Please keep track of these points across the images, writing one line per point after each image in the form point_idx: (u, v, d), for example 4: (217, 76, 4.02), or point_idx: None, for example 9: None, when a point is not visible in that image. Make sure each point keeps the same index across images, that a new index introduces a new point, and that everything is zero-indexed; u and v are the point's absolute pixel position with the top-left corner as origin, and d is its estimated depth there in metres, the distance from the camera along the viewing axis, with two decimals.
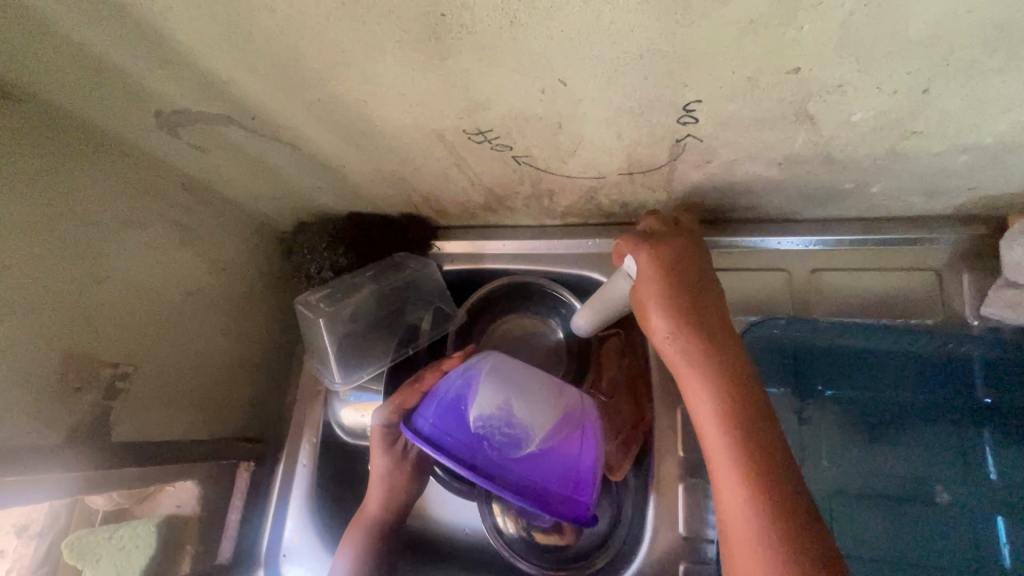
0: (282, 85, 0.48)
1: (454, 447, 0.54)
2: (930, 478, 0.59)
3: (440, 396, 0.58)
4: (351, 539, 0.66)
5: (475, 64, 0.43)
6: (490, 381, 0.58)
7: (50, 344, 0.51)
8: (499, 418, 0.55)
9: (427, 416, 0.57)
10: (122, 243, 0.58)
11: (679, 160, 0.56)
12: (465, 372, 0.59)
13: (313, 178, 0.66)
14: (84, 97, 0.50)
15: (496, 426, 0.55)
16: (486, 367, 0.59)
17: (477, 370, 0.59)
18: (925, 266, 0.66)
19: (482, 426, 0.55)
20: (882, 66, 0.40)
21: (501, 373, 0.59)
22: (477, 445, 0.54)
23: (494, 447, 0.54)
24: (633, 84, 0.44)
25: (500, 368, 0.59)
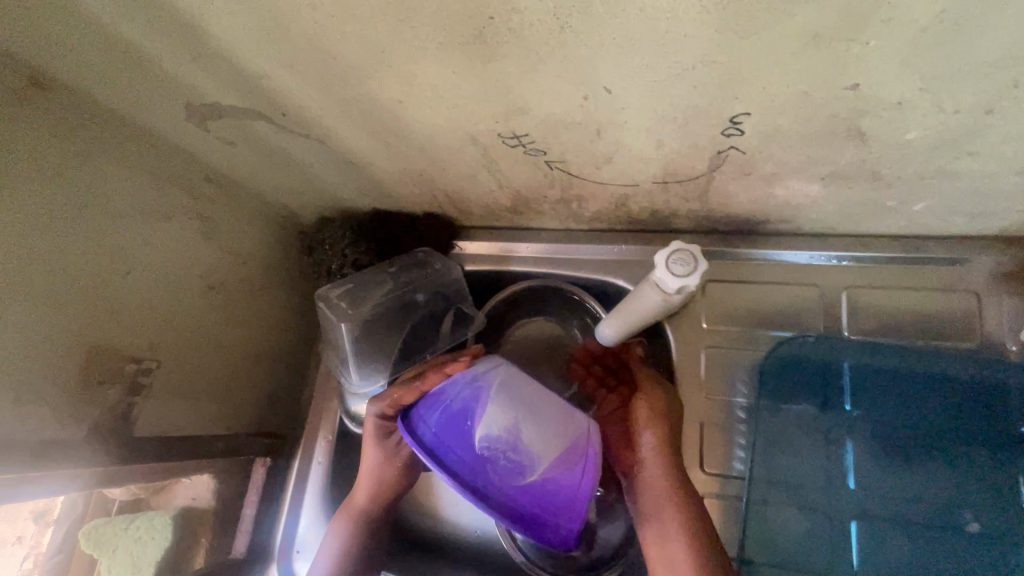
0: (317, 82, 0.47)
1: (457, 466, 0.51)
2: (960, 505, 0.58)
3: (445, 405, 0.54)
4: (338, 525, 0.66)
5: (518, 68, 0.41)
6: (500, 397, 0.54)
7: (76, 338, 0.50)
8: (506, 441, 0.51)
9: (430, 424, 0.53)
10: (148, 236, 0.57)
11: (718, 171, 0.54)
12: (473, 382, 0.55)
13: (339, 174, 0.65)
14: (116, 87, 0.49)
15: (502, 450, 0.51)
16: (496, 381, 0.55)
17: (487, 382, 0.55)
18: (964, 287, 0.63)
19: (488, 447, 0.51)
20: (947, 85, 0.38)
21: (511, 389, 0.54)
22: (480, 467, 0.51)
23: (497, 470, 0.51)
24: (681, 94, 0.43)
25: (510, 383, 0.55)
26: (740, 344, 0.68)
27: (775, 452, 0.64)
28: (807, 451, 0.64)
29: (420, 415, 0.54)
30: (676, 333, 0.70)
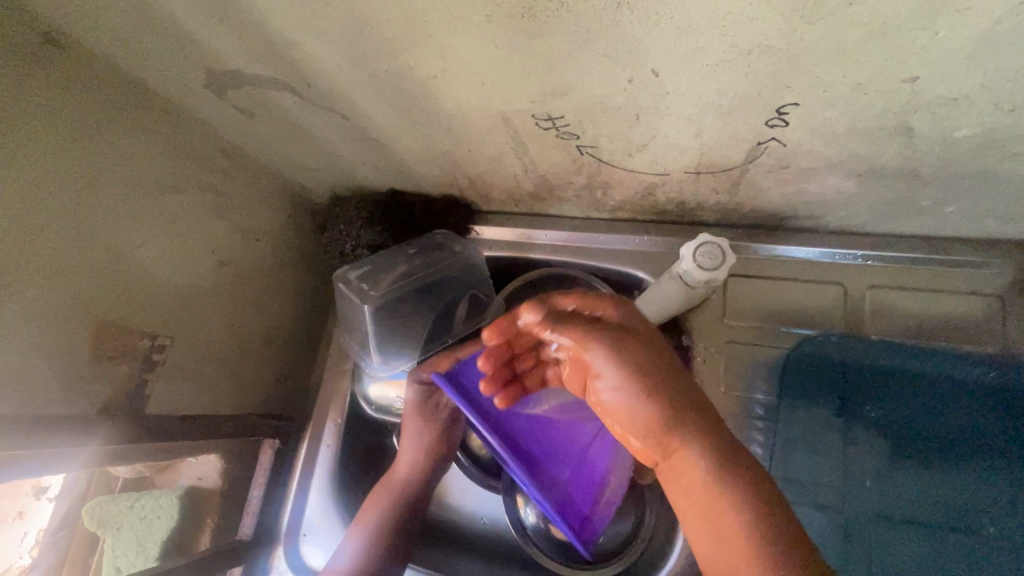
0: (348, 52, 0.44)
1: (471, 392, 0.63)
2: (982, 509, 0.57)
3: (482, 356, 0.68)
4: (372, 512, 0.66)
5: (565, 47, 0.40)
6: None
7: (88, 311, 0.49)
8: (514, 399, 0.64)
9: (466, 363, 0.66)
10: (162, 208, 0.55)
11: (754, 163, 0.53)
12: None
13: (358, 152, 0.63)
14: (135, 47, 0.47)
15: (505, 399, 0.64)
16: None
17: None
18: (988, 290, 0.62)
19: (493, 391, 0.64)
20: (1008, 82, 0.37)
21: None
22: (481, 401, 0.62)
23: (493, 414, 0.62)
24: (730, 80, 0.41)
25: None
26: (760, 340, 0.68)
27: (792, 451, 0.64)
28: (824, 449, 0.64)
29: (459, 374, 0.64)
30: (695, 327, 0.69)
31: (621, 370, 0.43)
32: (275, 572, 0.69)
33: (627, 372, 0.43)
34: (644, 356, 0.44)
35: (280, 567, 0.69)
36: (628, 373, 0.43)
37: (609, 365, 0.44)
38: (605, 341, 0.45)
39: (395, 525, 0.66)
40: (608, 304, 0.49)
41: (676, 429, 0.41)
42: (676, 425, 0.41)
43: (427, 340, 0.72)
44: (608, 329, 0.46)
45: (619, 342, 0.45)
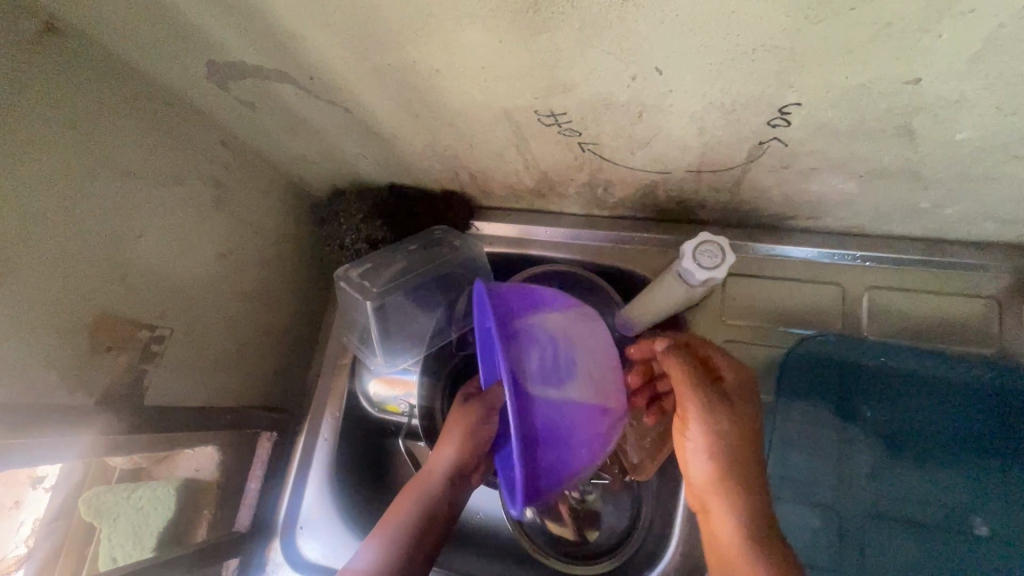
0: (352, 45, 0.44)
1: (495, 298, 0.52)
2: (970, 510, 0.59)
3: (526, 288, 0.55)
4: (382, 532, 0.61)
5: (569, 43, 0.40)
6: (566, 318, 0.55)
7: (88, 302, 0.49)
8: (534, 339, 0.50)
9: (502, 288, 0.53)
10: (163, 199, 0.55)
11: (755, 162, 0.53)
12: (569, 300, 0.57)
13: (359, 145, 0.63)
14: (137, 37, 0.46)
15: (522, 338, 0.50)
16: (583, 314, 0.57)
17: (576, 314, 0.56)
18: (985, 293, 0.63)
19: (515, 325, 0.50)
20: (1010, 85, 0.37)
21: (582, 325, 0.56)
22: (506, 316, 0.51)
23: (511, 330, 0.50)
24: (734, 79, 0.41)
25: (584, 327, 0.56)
26: (759, 339, 0.68)
27: (790, 451, 0.64)
28: (822, 449, 0.64)
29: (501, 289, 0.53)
30: (694, 325, 0.69)
31: (721, 467, 0.49)
32: (272, 565, 0.69)
33: (728, 463, 0.49)
34: (741, 466, 0.49)
35: (276, 559, 0.69)
36: (725, 475, 0.49)
37: (718, 466, 0.49)
38: (710, 427, 0.49)
39: (426, 534, 0.62)
40: (721, 387, 0.51)
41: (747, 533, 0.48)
42: (749, 517, 0.48)
43: (429, 337, 0.74)
44: (738, 423, 0.50)
45: (727, 431, 0.49)
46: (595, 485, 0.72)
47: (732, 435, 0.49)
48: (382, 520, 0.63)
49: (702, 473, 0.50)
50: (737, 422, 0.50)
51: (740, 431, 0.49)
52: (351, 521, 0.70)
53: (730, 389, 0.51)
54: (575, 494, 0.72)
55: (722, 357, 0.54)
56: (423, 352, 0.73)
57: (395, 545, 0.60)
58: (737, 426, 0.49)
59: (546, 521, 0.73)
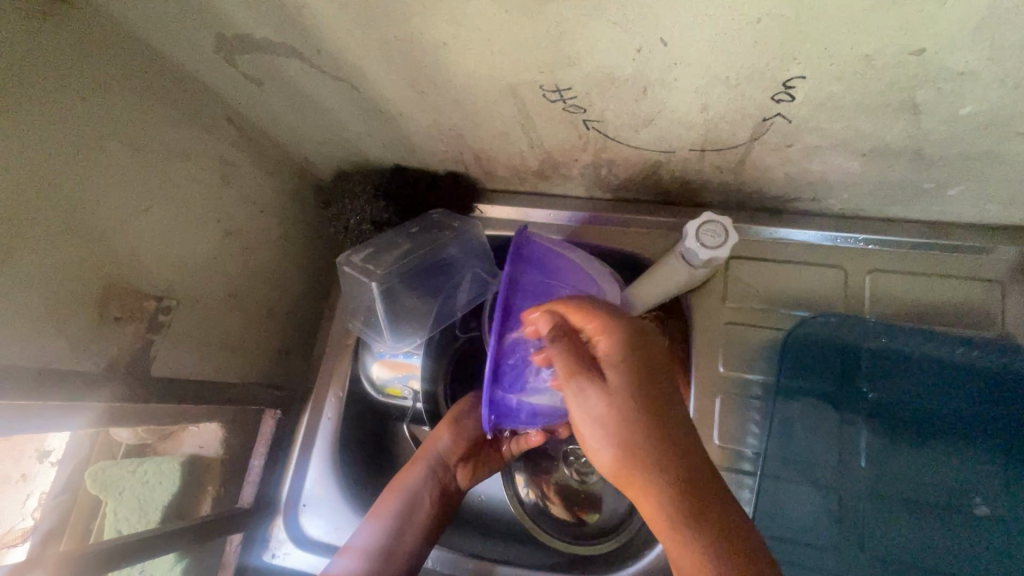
0: (359, 16, 0.45)
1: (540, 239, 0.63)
2: (970, 490, 0.59)
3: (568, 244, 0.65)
4: (387, 505, 0.64)
5: (575, 13, 0.40)
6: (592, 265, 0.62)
7: (96, 272, 0.49)
8: (553, 254, 0.61)
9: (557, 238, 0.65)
10: (170, 173, 0.55)
11: (759, 140, 0.53)
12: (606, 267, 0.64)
13: (365, 124, 0.63)
14: (146, 10, 0.47)
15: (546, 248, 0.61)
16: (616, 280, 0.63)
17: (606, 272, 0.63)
18: (985, 276, 0.63)
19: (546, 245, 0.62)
20: (1013, 56, 0.38)
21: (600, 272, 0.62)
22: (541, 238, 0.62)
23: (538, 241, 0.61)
24: (738, 51, 0.41)
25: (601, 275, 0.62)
26: (761, 322, 0.68)
27: (791, 433, 0.64)
28: (822, 430, 0.64)
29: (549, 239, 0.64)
30: (696, 307, 0.70)
31: (622, 470, 0.42)
32: (274, 542, 0.69)
33: (625, 464, 0.41)
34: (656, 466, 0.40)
35: (279, 536, 0.69)
36: (633, 474, 0.41)
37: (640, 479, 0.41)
38: (590, 405, 0.42)
39: (419, 525, 0.64)
40: (612, 365, 0.43)
41: (676, 522, 0.40)
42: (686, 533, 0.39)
43: (433, 321, 0.73)
44: (601, 412, 0.42)
45: (599, 416, 0.42)
46: (594, 466, 0.74)
47: (608, 430, 0.41)
48: (375, 507, 0.65)
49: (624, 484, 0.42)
50: (618, 411, 0.41)
51: (617, 424, 0.41)
52: (353, 500, 0.70)
53: (609, 362, 0.43)
54: (575, 475, 0.75)
55: (602, 350, 0.44)
56: (427, 335, 0.72)
57: (387, 530, 0.63)
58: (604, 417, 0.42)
59: (549, 504, 0.74)
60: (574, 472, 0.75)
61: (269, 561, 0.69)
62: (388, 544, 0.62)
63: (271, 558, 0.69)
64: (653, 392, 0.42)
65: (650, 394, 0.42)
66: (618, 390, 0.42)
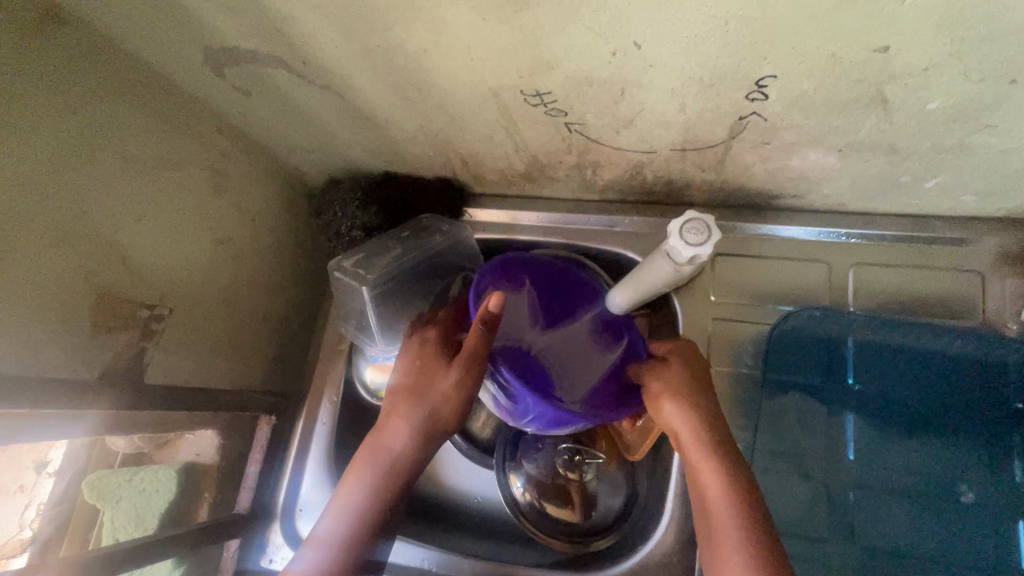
0: (342, 27, 0.46)
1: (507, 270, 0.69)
2: (955, 478, 0.60)
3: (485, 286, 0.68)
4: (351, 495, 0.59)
5: (550, 18, 0.41)
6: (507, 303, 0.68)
7: (88, 280, 0.50)
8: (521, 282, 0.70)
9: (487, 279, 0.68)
10: (162, 183, 0.56)
11: (737, 139, 0.54)
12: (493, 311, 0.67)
13: (353, 132, 0.65)
14: (133, 25, 0.48)
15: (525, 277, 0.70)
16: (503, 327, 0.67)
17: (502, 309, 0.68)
18: (967, 267, 0.64)
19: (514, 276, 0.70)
20: (973, 51, 0.39)
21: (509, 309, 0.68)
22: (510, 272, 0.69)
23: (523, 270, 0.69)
24: (710, 52, 0.42)
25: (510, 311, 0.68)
26: (747, 317, 0.69)
27: (778, 424, 0.66)
28: (809, 422, 0.65)
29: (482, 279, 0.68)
30: (683, 305, 0.71)
31: (687, 425, 0.55)
32: (272, 546, 0.70)
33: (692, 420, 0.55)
34: (719, 429, 0.55)
35: (276, 540, 0.70)
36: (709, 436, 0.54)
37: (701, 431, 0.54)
38: (670, 377, 0.58)
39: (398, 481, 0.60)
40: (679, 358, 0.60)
41: (718, 459, 0.53)
42: (728, 468, 0.52)
43: (427, 322, 0.74)
44: (680, 388, 0.57)
45: (671, 383, 0.58)
46: (590, 463, 0.73)
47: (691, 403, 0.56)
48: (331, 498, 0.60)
49: (688, 439, 0.54)
50: (684, 381, 0.58)
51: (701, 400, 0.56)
52: None
53: (681, 357, 0.60)
54: (570, 473, 0.73)
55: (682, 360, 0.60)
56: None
57: (368, 485, 0.59)
58: (689, 392, 0.57)
59: (545, 504, 0.73)
60: (570, 470, 0.73)
61: (266, 565, 0.69)
62: (368, 499, 0.59)
63: (268, 563, 0.69)
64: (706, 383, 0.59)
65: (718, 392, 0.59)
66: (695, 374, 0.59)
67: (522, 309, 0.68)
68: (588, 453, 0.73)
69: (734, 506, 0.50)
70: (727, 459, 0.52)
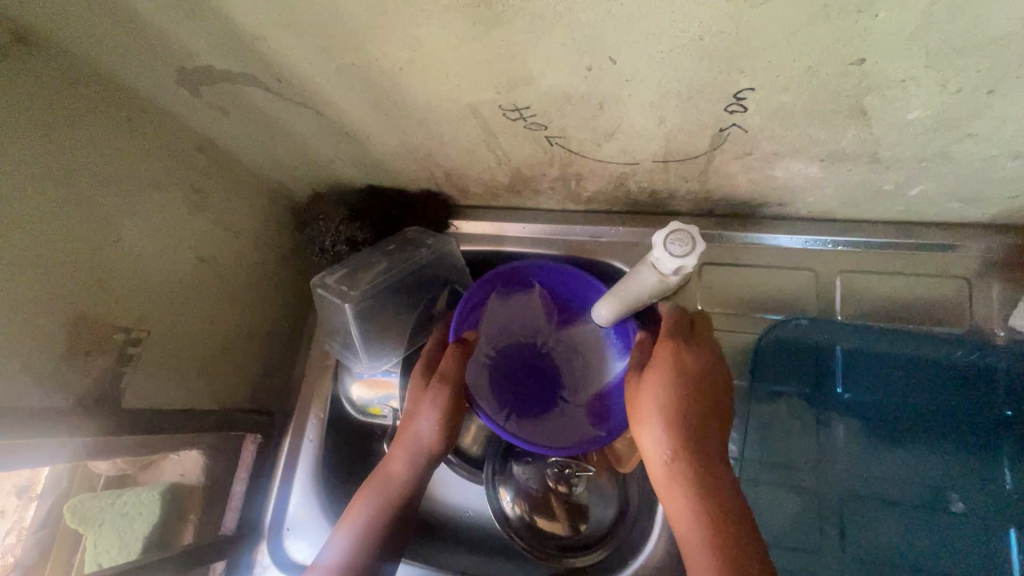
0: (316, 45, 0.45)
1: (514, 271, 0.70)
2: (946, 487, 0.60)
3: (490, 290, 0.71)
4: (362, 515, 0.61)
5: (523, 35, 0.41)
6: (511, 307, 0.72)
7: (64, 306, 0.49)
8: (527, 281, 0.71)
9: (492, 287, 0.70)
10: (139, 204, 0.56)
11: (719, 150, 0.54)
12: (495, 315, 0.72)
13: (334, 147, 0.64)
14: (105, 47, 0.48)
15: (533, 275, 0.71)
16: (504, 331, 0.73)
17: (505, 312, 0.72)
18: (955, 273, 0.63)
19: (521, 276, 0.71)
20: (949, 63, 0.39)
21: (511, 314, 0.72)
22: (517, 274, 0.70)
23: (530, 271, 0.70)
24: (687, 66, 0.42)
25: (511, 315, 0.73)
26: (735, 327, 0.69)
27: (766, 434, 0.65)
28: (798, 432, 0.65)
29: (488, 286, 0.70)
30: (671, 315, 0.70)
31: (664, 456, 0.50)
32: (259, 567, 0.69)
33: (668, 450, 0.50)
34: (702, 451, 0.50)
35: (264, 561, 0.69)
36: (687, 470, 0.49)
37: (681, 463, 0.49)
38: (654, 382, 0.52)
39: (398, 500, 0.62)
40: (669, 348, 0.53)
41: (685, 486, 0.49)
42: (695, 499, 0.48)
43: (411, 336, 0.75)
44: (659, 398, 0.51)
45: (651, 390, 0.52)
46: (580, 476, 0.72)
47: (669, 415, 0.50)
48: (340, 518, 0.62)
49: (664, 474, 0.50)
50: (666, 382, 0.52)
51: (680, 422, 0.50)
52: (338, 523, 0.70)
53: (671, 346, 0.54)
54: (560, 485, 0.72)
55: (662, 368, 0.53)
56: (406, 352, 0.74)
57: (371, 508, 0.61)
58: (669, 413, 0.50)
59: (536, 517, 0.72)
60: (560, 483, 0.72)
61: None
62: (372, 521, 0.60)
63: None
64: (700, 374, 0.52)
65: (713, 383, 0.53)
66: (684, 369, 0.52)
67: (532, 310, 0.73)
68: (580, 467, 0.72)
69: (700, 539, 0.47)
70: (697, 485, 0.48)
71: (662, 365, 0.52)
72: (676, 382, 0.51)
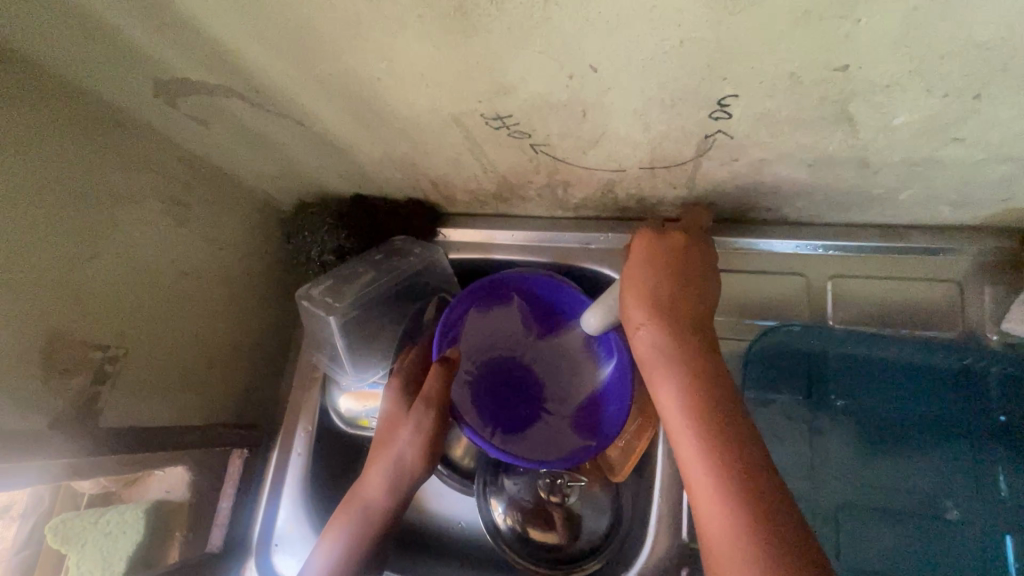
0: (292, 56, 0.45)
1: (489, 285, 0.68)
2: (940, 494, 0.59)
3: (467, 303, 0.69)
4: (344, 525, 0.62)
5: (502, 45, 0.40)
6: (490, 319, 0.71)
7: (37, 325, 0.48)
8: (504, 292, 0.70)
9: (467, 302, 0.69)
10: (116, 218, 0.54)
11: (705, 156, 0.53)
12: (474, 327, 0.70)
13: (317, 157, 0.63)
14: (77, 60, 0.47)
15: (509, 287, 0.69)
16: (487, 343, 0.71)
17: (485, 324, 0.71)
18: (946, 277, 0.63)
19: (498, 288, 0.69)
20: (935, 68, 0.38)
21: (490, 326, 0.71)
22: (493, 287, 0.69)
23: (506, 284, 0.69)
24: (669, 74, 0.41)
25: (492, 327, 0.71)
26: (726, 334, 0.68)
27: None
28: (792, 440, 0.64)
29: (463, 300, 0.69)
30: None
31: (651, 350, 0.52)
32: None
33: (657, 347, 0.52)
34: (683, 331, 0.52)
35: None
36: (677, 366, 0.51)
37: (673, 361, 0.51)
38: (635, 271, 0.55)
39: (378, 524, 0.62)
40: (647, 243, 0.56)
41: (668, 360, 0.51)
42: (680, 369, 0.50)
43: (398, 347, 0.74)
44: (640, 283, 0.54)
45: (632, 280, 0.55)
46: (573, 487, 0.71)
47: (648, 296, 0.53)
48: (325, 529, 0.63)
49: (647, 352, 0.52)
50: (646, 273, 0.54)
51: (661, 300, 0.53)
52: None
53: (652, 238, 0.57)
54: (553, 497, 0.71)
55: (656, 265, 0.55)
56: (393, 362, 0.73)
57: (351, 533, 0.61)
58: (650, 294, 0.53)
59: (528, 528, 0.71)
60: (553, 495, 0.71)
61: None
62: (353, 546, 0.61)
63: None
64: (681, 269, 0.55)
65: (694, 269, 0.55)
66: (662, 260, 0.55)
67: (511, 325, 0.71)
68: (572, 477, 0.71)
69: (685, 407, 0.48)
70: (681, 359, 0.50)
71: (645, 245, 0.56)
72: (655, 269, 0.54)
